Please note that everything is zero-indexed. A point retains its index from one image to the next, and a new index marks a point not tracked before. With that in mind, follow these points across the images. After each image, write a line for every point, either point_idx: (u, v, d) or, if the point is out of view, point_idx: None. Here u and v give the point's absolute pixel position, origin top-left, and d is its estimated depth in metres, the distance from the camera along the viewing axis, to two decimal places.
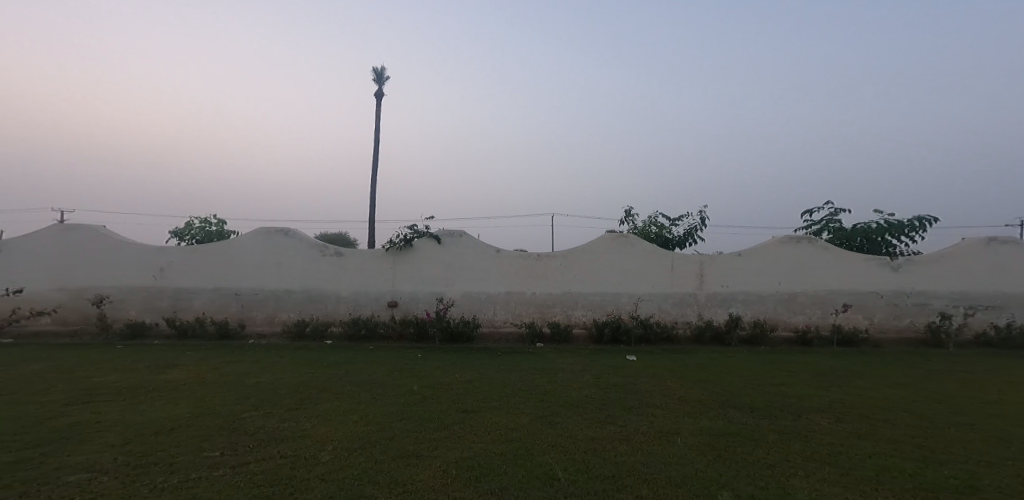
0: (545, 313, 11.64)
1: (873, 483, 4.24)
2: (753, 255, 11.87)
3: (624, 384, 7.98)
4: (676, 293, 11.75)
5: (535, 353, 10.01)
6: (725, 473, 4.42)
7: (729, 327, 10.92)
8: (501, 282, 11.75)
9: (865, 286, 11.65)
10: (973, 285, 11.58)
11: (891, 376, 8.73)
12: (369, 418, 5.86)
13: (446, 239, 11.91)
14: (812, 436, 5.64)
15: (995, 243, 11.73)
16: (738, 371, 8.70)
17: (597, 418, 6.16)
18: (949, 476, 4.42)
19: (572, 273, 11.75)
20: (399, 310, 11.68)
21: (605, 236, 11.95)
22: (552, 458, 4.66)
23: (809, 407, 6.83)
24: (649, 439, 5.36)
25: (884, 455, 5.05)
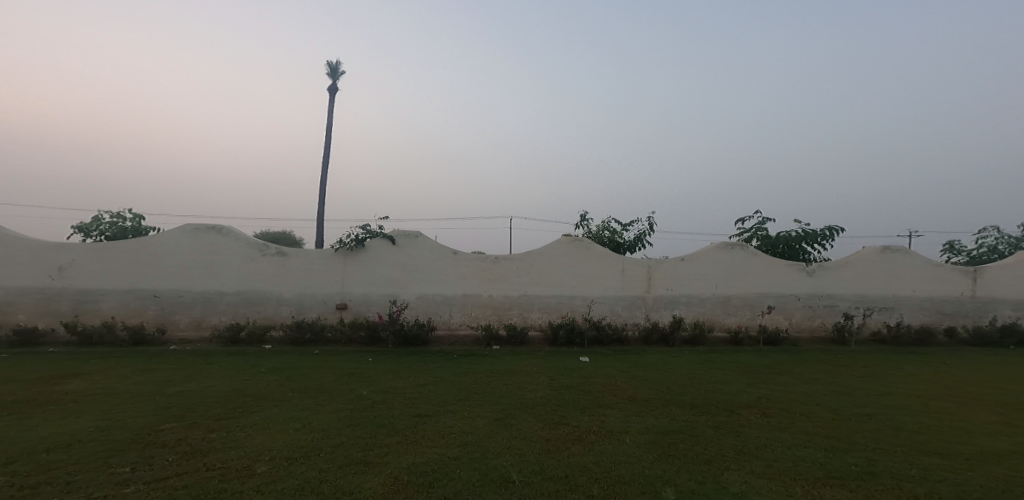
0: (502, 317, 8.95)
1: (915, 447, 4.21)
2: (698, 258, 9.55)
3: (575, 391, 5.83)
4: (627, 293, 9.24)
5: (495, 355, 7.32)
6: (754, 467, 3.87)
7: (674, 328, 8.52)
8: (458, 284, 9.00)
9: (794, 288, 9.66)
10: (875, 287, 9.80)
11: (815, 373, 7.03)
12: (356, 405, 5.16)
13: (400, 239, 9.11)
14: (785, 424, 5.02)
15: (889, 252, 9.93)
16: (687, 370, 7.12)
17: (546, 421, 4.83)
18: (876, 442, 4.37)
19: (531, 272, 9.09)
20: (350, 314, 8.86)
21: (560, 239, 9.30)
22: (430, 454, 3.85)
23: (804, 405, 5.60)
24: (541, 434, 4.44)
25: (889, 414, 5.20)
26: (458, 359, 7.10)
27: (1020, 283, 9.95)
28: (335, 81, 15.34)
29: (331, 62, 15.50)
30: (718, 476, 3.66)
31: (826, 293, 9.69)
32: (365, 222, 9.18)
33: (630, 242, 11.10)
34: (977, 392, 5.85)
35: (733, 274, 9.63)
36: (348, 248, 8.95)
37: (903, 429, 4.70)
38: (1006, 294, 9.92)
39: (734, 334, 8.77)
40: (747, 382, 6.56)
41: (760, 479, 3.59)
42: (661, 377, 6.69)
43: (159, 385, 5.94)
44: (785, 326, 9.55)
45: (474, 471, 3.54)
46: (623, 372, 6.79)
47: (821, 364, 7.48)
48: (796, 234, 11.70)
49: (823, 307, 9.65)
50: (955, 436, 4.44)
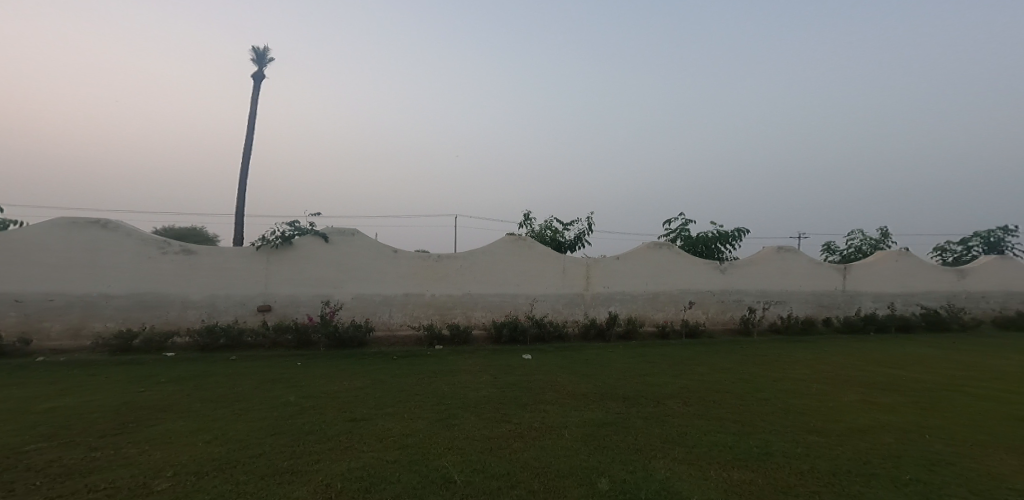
0: (445, 316, 8.81)
1: (803, 425, 4.72)
2: (632, 257, 10.00)
3: (518, 387, 5.87)
4: (567, 291, 9.47)
5: (437, 355, 7.20)
6: (674, 454, 4.12)
7: (610, 324, 8.85)
8: (398, 283, 8.72)
9: (714, 285, 10.43)
10: (774, 283, 10.82)
11: (725, 363, 7.65)
12: (281, 412, 4.84)
13: (335, 237, 8.66)
14: (702, 411, 5.41)
15: (784, 251, 10.98)
16: (620, 364, 7.40)
17: (489, 418, 4.79)
18: (773, 424, 4.81)
19: (473, 271, 9.02)
20: (274, 317, 8.28)
21: (504, 238, 9.31)
22: (367, 459, 3.65)
23: (716, 393, 6.07)
24: (483, 430, 4.41)
25: (784, 397, 5.78)
26: (397, 360, 6.88)
27: (878, 278, 11.45)
28: (260, 67, 14.23)
29: (257, 47, 14.38)
30: (646, 465, 3.85)
31: (738, 289, 10.58)
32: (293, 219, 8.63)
33: (571, 241, 11.37)
34: (850, 374, 6.65)
35: (662, 272, 10.17)
36: (273, 246, 8.35)
37: (793, 410, 5.24)
38: (868, 287, 11.38)
39: (663, 329, 9.28)
40: (672, 373, 6.99)
41: (682, 465, 3.83)
42: (596, 372, 6.91)
43: (26, 401, 5.16)
44: (703, 320, 10.27)
45: (415, 472, 3.41)
46: (563, 367, 6.95)
47: (730, 354, 8.12)
48: (712, 235, 12.62)
49: (737, 302, 10.54)
50: (833, 414, 5.00)
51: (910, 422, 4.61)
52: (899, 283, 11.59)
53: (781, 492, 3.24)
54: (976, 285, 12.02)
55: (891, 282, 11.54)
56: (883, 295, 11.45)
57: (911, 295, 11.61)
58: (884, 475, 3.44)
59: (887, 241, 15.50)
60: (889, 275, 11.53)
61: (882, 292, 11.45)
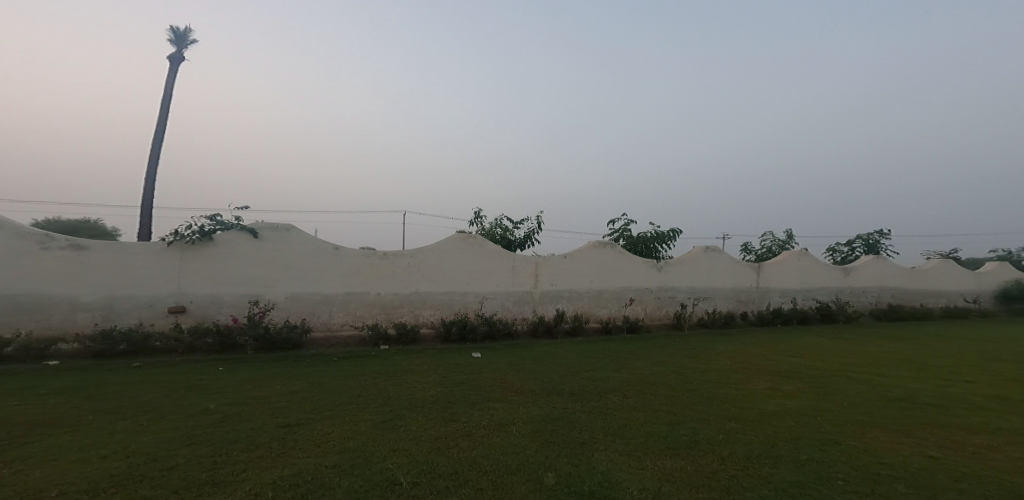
0: (391, 315, 8.57)
1: (725, 413, 5.04)
2: (578, 255, 10.22)
3: (467, 386, 5.81)
4: (517, 288, 9.52)
5: (383, 355, 6.99)
6: (614, 446, 4.26)
7: (558, 321, 8.98)
8: (340, 281, 8.39)
9: (652, 282, 10.90)
10: (703, 281, 11.49)
11: (659, 356, 8.02)
12: (200, 421, 4.45)
13: (266, 233, 8.16)
14: (641, 403, 5.64)
15: (712, 250, 11.69)
16: (566, 360, 7.56)
17: (438, 416, 4.70)
18: (701, 413, 5.10)
19: (419, 269, 8.85)
20: (189, 318, 7.61)
21: (453, 235, 9.20)
22: (302, 464, 3.37)
23: (648, 386, 6.34)
24: (431, 429, 4.33)
25: (710, 387, 6.14)
26: (339, 362, 6.59)
27: (783, 275, 12.46)
28: (179, 49, 13.14)
29: (176, 27, 13.29)
30: (590, 458, 3.95)
31: (673, 286, 11.13)
32: (214, 213, 8.04)
33: (521, 239, 11.43)
34: (762, 364, 7.18)
35: (607, 270, 10.47)
36: (192, 242, 7.70)
37: (715, 399, 5.59)
38: (778, 284, 12.37)
39: (607, 325, 9.56)
40: (614, 368, 7.23)
41: (622, 456, 3.98)
42: (543, 369, 6.99)
43: None
44: (642, 316, 10.70)
45: (357, 475, 3.21)
46: (512, 365, 6.99)
47: (664, 348, 8.52)
48: (651, 235, 13.16)
49: (671, 298, 11.08)
50: (747, 401, 5.39)
51: (813, 405, 5.06)
52: (801, 280, 12.67)
53: (705, 477, 3.44)
54: (860, 282, 13.39)
55: (795, 279, 12.59)
56: (788, 291, 12.47)
57: (809, 291, 12.70)
58: (787, 456, 3.75)
59: (793, 242, 16.92)
60: (792, 272, 12.58)
61: (787, 289, 12.47)
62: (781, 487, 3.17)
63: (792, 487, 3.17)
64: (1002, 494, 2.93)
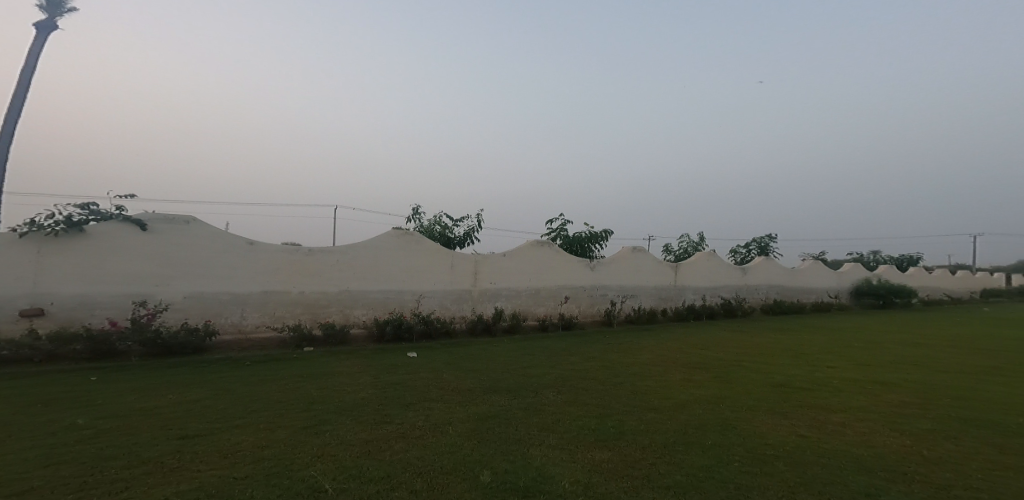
0: (317, 314, 8.17)
1: (648, 404, 5.28)
2: (517, 254, 10.31)
3: (400, 387, 5.65)
4: (455, 287, 9.43)
5: (312, 357, 6.67)
6: (548, 441, 4.32)
7: (497, 319, 9.00)
8: (255, 280, 7.81)
9: (585, 280, 11.21)
10: (631, 279, 12.01)
11: (591, 352, 8.27)
12: (63, 438, 3.71)
13: (158, 225, 7.29)
14: (575, 398, 5.79)
15: (639, 251, 12.25)
16: (504, 357, 7.62)
17: (370, 418, 4.54)
18: (629, 405, 5.31)
19: (350, 267, 8.51)
20: (49, 322, 6.44)
21: (389, 232, 8.96)
22: (208, 476, 3.04)
23: (575, 381, 6.52)
24: (360, 432, 4.17)
25: (636, 380, 6.41)
26: (258, 364, 6.21)
27: (696, 274, 13.33)
28: None
29: None
30: (526, 454, 3.98)
31: (604, 284, 11.53)
32: (86, 203, 7.06)
33: (461, 237, 11.33)
34: (681, 356, 7.63)
35: (544, 268, 10.64)
36: (55, 234, 6.58)
37: (639, 391, 5.84)
38: (692, 282, 13.22)
39: (543, 323, 9.71)
40: (551, 364, 7.38)
41: (556, 450, 4.04)
42: (481, 367, 6.97)
43: None
44: (577, 313, 10.98)
45: (275, 486, 2.99)
46: (449, 363, 6.92)
47: (595, 344, 8.80)
48: (586, 235, 13.54)
49: (603, 296, 11.47)
50: (664, 392, 5.69)
51: (724, 392, 5.43)
52: (710, 278, 13.64)
53: (631, 466, 3.57)
54: (754, 280, 14.69)
55: (705, 277, 13.52)
56: (700, 288, 13.34)
57: (715, 288, 13.70)
58: (698, 442, 3.99)
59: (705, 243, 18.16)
60: (703, 271, 13.50)
61: (700, 286, 13.35)
62: (691, 471, 3.37)
63: (698, 471, 3.37)
64: (853, 466, 3.27)
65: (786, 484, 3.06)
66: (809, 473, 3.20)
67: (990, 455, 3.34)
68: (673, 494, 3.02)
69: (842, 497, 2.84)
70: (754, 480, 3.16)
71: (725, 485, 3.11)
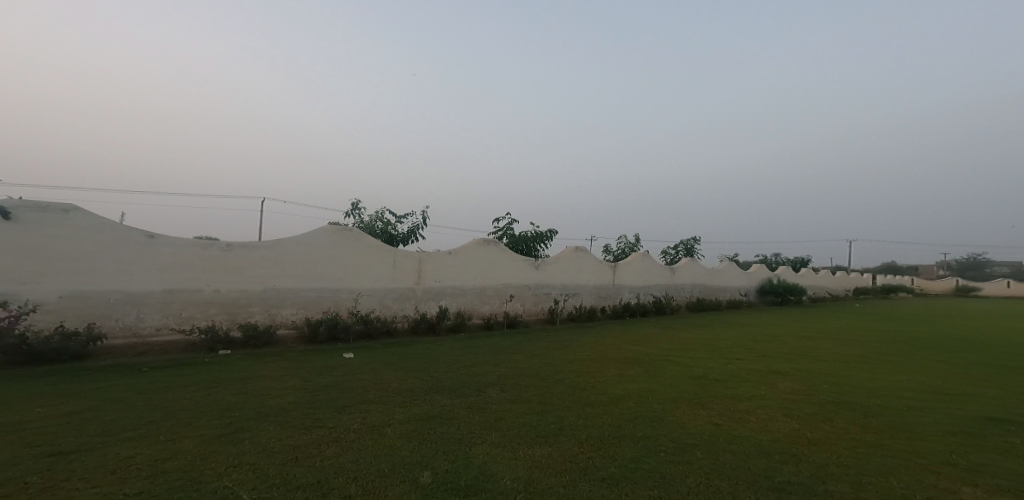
0: (235, 315, 7.37)
1: (588, 400, 5.36)
2: (462, 252, 10.21)
3: (333, 389, 5.39)
4: (397, 285, 9.17)
5: (241, 357, 6.24)
6: (489, 439, 4.27)
7: (441, 317, 8.86)
8: (158, 277, 6.84)
9: (530, 279, 11.29)
10: (574, 278, 12.25)
11: (534, 349, 8.34)
12: None
13: (26, 212, 6.06)
14: (518, 395, 5.79)
15: (582, 251, 12.53)
16: (447, 356, 7.51)
17: (299, 423, 4.30)
18: (569, 401, 5.37)
19: (278, 263, 7.89)
20: None
21: (324, 227, 8.51)
22: (103, 493, 2.74)
23: (517, 378, 6.53)
24: (286, 439, 3.92)
25: (576, 376, 6.51)
26: (178, 365, 5.70)
27: (633, 273, 13.83)
28: None
29: None
30: (467, 453, 3.92)
31: (548, 283, 11.67)
32: None
33: (403, 234, 11.05)
34: (618, 352, 7.86)
35: (489, 267, 10.60)
36: None
37: (579, 387, 5.93)
38: (629, 282, 13.69)
39: (488, 321, 9.67)
40: (494, 362, 7.36)
41: (498, 448, 4.00)
42: (422, 367, 6.82)
43: None
44: (521, 311, 11.03)
45: None
46: (389, 364, 6.72)
47: (538, 342, 8.88)
48: (531, 234, 13.65)
49: (547, 295, 11.61)
50: (602, 388, 5.81)
51: (658, 386, 5.62)
52: (644, 278, 14.20)
53: (569, 461, 3.59)
54: (681, 279, 15.48)
55: (640, 277, 14.06)
56: (636, 287, 13.86)
57: (649, 288, 14.29)
58: (632, 435, 4.08)
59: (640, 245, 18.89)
60: (639, 271, 14.05)
61: (636, 285, 13.86)
62: (624, 463, 3.43)
63: (630, 462, 3.45)
64: (754, 451, 3.48)
65: (704, 471, 3.19)
66: (722, 459, 3.37)
67: (886, 434, 3.68)
68: (608, 486, 3.06)
69: (747, 481, 3.00)
70: (680, 468, 3.28)
71: (652, 474, 3.20)
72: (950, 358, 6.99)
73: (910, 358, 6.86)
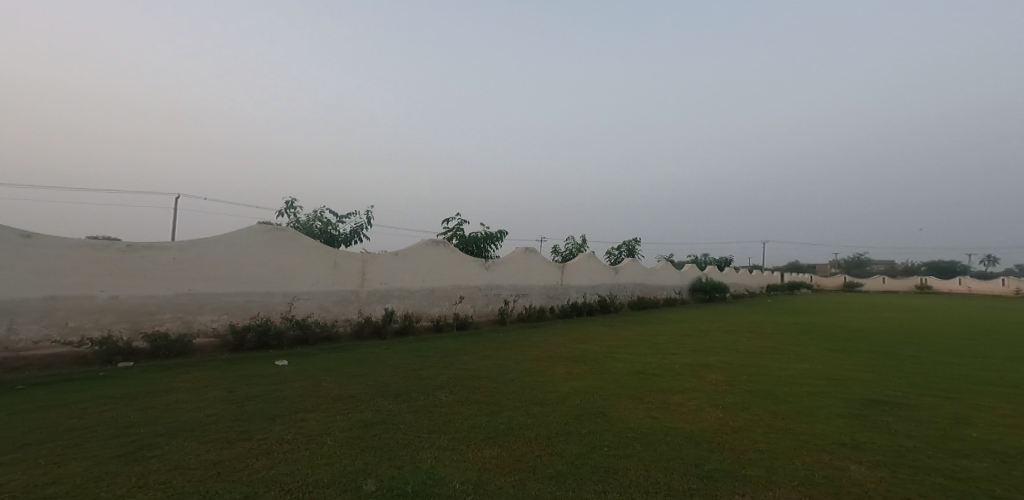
0: (138, 323, 6.59)
1: (537, 399, 5.36)
2: (409, 253, 10.01)
3: (262, 400, 5.10)
4: (339, 288, 8.85)
5: (165, 368, 5.81)
6: (438, 443, 4.18)
7: (386, 320, 8.67)
8: (38, 282, 5.88)
9: (480, 280, 11.24)
10: (524, 278, 12.32)
11: (483, 350, 8.30)
12: None
13: None
14: (469, 397, 5.73)
15: (531, 251, 12.61)
16: (394, 360, 7.33)
17: (222, 437, 4.03)
18: (517, 401, 5.36)
19: (195, 266, 7.19)
20: None
21: (251, 227, 7.95)
22: None
23: (465, 380, 6.46)
24: (206, 454, 3.67)
25: (524, 376, 6.52)
26: (91, 380, 5.21)
27: (580, 273, 14.09)
28: None
29: None
30: (415, 457, 3.82)
31: (498, 284, 11.66)
32: None
33: (345, 235, 10.69)
34: (565, 351, 7.95)
35: (437, 268, 10.45)
36: None
37: (527, 387, 5.93)
38: (577, 282, 13.94)
39: (436, 323, 9.53)
40: (443, 365, 7.25)
41: (447, 451, 3.92)
42: (367, 372, 6.62)
43: None
44: (471, 313, 10.95)
45: None
46: (328, 370, 6.46)
47: (489, 343, 8.85)
48: (482, 235, 13.59)
49: (497, 295, 11.60)
50: (549, 386, 5.84)
51: (601, 383, 5.72)
52: (590, 278, 14.51)
53: (517, 461, 3.56)
54: (624, 278, 15.93)
55: (587, 276, 14.35)
56: (583, 287, 14.12)
57: (595, 287, 14.60)
58: (578, 431, 4.11)
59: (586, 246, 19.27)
60: (586, 271, 14.33)
61: (583, 285, 14.13)
62: (571, 460, 3.45)
63: (576, 458, 3.47)
64: (685, 441, 3.58)
65: (643, 463, 3.25)
66: (659, 451, 3.45)
67: (807, 417, 3.92)
68: (555, 483, 3.05)
69: (680, 470, 3.08)
70: (622, 461, 3.33)
71: (596, 469, 3.23)
72: (862, 347, 7.57)
73: (828, 348, 7.38)
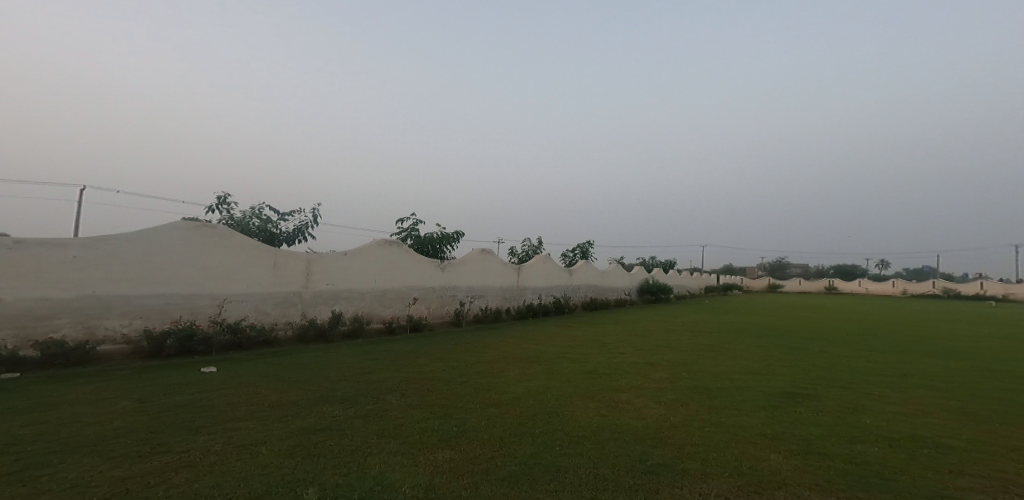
0: (26, 330, 5.80)
1: (492, 401, 5.22)
2: (359, 253, 9.68)
3: (182, 411, 4.70)
4: (279, 290, 8.42)
5: (71, 380, 5.27)
6: (388, 448, 3.96)
7: (333, 323, 8.32)
8: None
9: (434, 281, 11.02)
10: (479, 280, 12.18)
11: (435, 352, 8.10)
12: None
13: None
14: (421, 400, 5.52)
15: (487, 252, 12.51)
16: (341, 364, 7.01)
17: (130, 452, 3.66)
18: (469, 404, 5.21)
19: (103, 265, 6.53)
20: None
21: (173, 224, 7.39)
22: None
23: (416, 383, 6.24)
24: (112, 471, 3.31)
25: (477, 378, 6.38)
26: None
27: (535, 275, 14.10)
28: None
29: None
30: (362, 464, 3.59)
31: (453, 285, 11.48)
32: None
33: (288, 233, 10.23)
34: (518, 352, 7.88)
35: (389, 269, 10.16)
36: None
37: (479, 389, 5.79)
38: (532, 283, 13.94)
39: (387, 325, 9.23)
40: (395, 368, 7.00)
41: (398, 456, 3.71)
42: (311, 377, 6.28)
43: None
44: (425, 314, 10.70)
45: None
46: (264, 376, 6.08)
47: (442, 345, 8.65)
48: (438, 236, 13.36)
49: (452, 297, 11.41)
50: (502, 388, 5.73)
51: (552, 383, 5.66)
52: (546, 279, 14.56)
53: (470, 464, 3.40)
54: (578, 280, 16.11)
55: (542, 278, 14.39)
56: (538, 288, 14.14)
57: (550, 288, 14.66)
58: (530, 432, 4.01)
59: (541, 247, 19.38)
60: (541, 272, 14.37)
61: (538, 286, 14.15)
62: (524, 461, 3.33)
63: (529, 459, 3.36)
64: (632, 438, 3.55)
65: (593, 461, 3.18)
66: (607, 448, 3.39)
67: (748, 410, 3.99)
68: (508, 484, 2.93)
69: (625, 466, 3.03)
70: (573, 460, 3.25)
71: (549, 468, 3.13)
72: (799, 344, 7.92)
73: (768, 345, 7.66)
